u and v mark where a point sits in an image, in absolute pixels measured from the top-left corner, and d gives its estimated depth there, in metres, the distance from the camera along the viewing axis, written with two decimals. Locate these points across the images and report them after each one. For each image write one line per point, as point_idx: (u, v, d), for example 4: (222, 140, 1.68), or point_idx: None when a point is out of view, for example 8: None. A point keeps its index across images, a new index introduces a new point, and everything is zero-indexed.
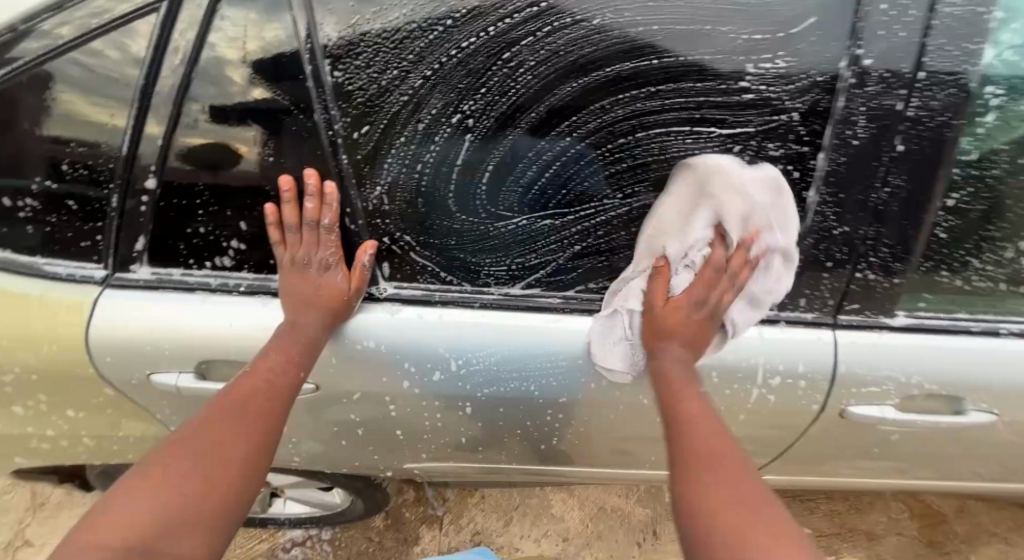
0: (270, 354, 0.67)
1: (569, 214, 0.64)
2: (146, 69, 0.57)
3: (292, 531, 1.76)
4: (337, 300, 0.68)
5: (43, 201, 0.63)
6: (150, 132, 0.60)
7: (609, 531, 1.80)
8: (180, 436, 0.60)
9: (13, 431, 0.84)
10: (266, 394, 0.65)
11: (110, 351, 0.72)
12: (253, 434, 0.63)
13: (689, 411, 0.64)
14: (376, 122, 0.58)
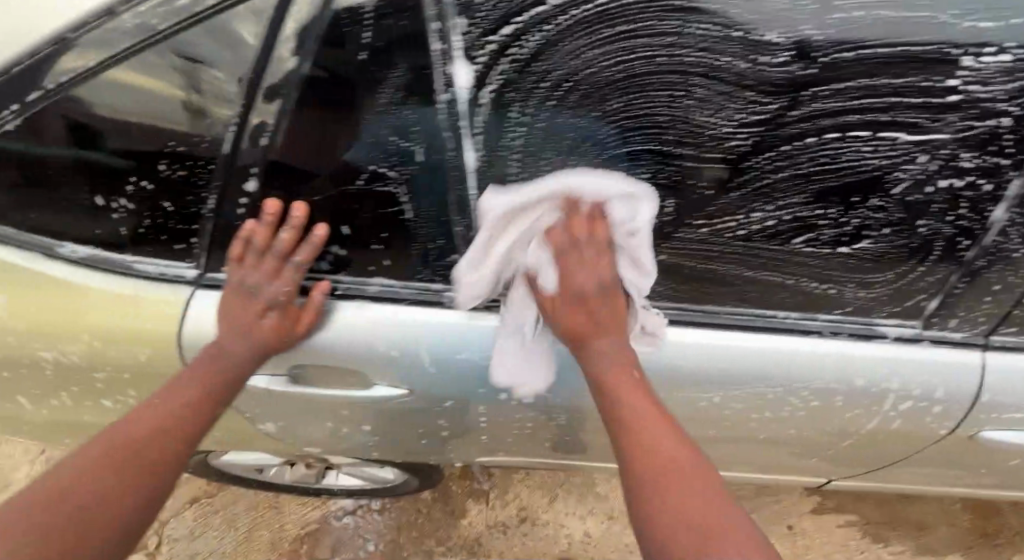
0: (184, 383, 0.67)
1: (705, 225, 0.58)
2: (251, 66, 0.49)
3: (345, 500, 1.78)
4: (276, 332, 0.66)
5: (136, 203, 0.57)
6: (253, 127, 0.52)
7: None
8: (92, 454, 0.61)
9: (99, 421, 0.82)
10: (184, 417, 0.67)
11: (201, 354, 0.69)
12: (170, 444, 0.65)
13: (629, 392, 0.65)
14: (504, 122, 0.51)
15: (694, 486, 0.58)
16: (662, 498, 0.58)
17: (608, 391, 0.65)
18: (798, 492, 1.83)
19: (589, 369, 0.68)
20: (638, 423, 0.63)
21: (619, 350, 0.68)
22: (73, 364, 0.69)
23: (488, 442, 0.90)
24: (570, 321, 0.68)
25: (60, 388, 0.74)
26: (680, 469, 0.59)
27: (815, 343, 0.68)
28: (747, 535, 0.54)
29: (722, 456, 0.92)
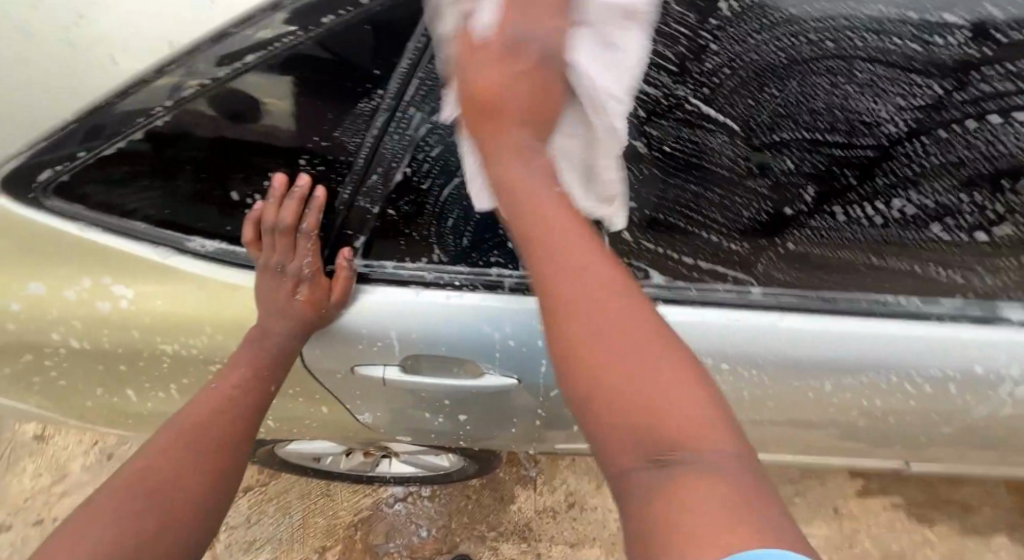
0: (234, 366, 0.68)
1: (841, 215, 0.57)
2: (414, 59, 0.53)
3: (395, 487, 1.79)
4: (307, 306, 0.66)
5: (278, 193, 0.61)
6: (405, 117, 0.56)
7: None
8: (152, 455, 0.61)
9: None
10: (237, 405, 0.69)
11: (320, 345, 0.72)
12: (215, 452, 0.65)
13: (559, 218, 0.44)
14: (656, 113, 0.52)
15: (656, 353, 0.39)
16: (605, 374, 0.38)
17: (525, 223, 0.44)
18: (843, 475, 1.82)
19: (495, 181, 0.47)
20: (559, 249, 0.43)
21: (537, 160, 0.47)
22: (192, 355, 0.71)
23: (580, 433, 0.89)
24: (488, 78, 0.45)
25: (173, 379, 0.77)
26: (631, 324, 0.40)
27: (941, 329, 0.66)
28: (705, 398, 0.38)
29: (811, 442, 0.92)
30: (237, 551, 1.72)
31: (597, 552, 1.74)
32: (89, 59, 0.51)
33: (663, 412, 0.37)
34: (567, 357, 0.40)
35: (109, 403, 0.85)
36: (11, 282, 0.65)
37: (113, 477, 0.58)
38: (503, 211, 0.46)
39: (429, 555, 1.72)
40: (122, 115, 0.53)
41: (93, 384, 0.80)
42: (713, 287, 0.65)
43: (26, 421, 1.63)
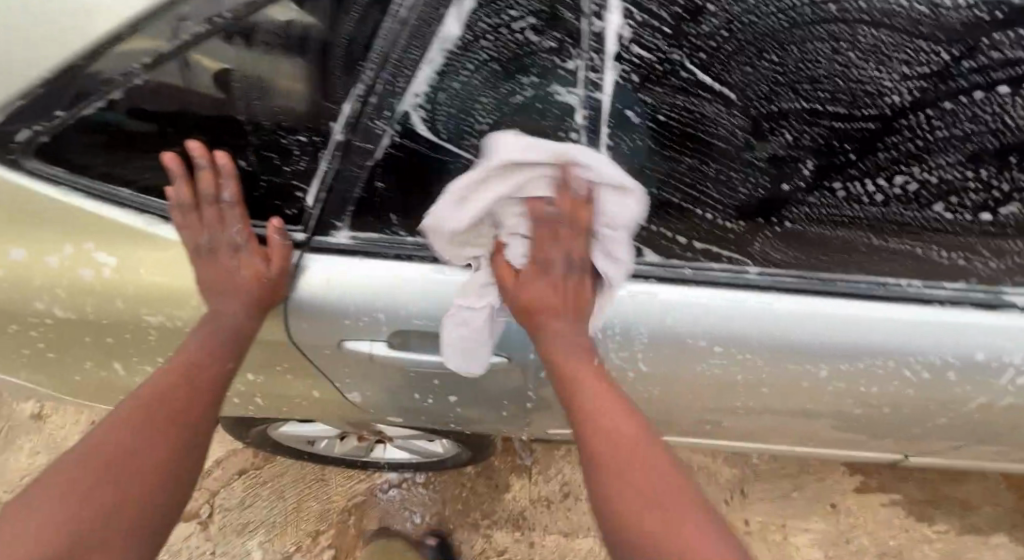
0: (189, 342, 0.65)
1: (840, 193, 0.56)
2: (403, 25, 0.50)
3: (389, 473, 1.78)
4: (256, 283, 0.61)
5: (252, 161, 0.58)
6: (388, 86, 0.52)
7: None
8: (116, 419, 0.60)
9: None
10: (198, 376, 0.65)
11: (304, 319, 0.69)
12: (184, 417, 0.62)
13: (602, 400, 0.61)
14: (649, 79, 0.51)
15: (671, 490, 0.57)
16: (629, 502, 0.56)
17: (585, 413, 0.61)
18: (841, 470, 1.81)
19: (548, 352, 0.63)
20: (596, 417, 0.60)
21: (579, 336, 0.64)
22: (176, 329, 0.70)
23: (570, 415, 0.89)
24: (534, 295, 0.62)
25: (160, 353, 0.76)
26: (651, 477, 0.57)
27: (937, 313, 0.64)
28: (706, 510, 0.56)
29: (806, 431, 0.90)
30: (232, 533, 1.72)
31: (591, 542, 1.73)
32: None
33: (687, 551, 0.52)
34: (600, 494, 0.59)
35: (97, 379, 0.85)
36: None
37: (56, 465, 0.57)
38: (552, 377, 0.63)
39: (422, 541, 1.71)
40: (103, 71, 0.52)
41: (80, 358, 0.79)
42: (705, 265, 0.64)
43: (24, 400, 1.64)
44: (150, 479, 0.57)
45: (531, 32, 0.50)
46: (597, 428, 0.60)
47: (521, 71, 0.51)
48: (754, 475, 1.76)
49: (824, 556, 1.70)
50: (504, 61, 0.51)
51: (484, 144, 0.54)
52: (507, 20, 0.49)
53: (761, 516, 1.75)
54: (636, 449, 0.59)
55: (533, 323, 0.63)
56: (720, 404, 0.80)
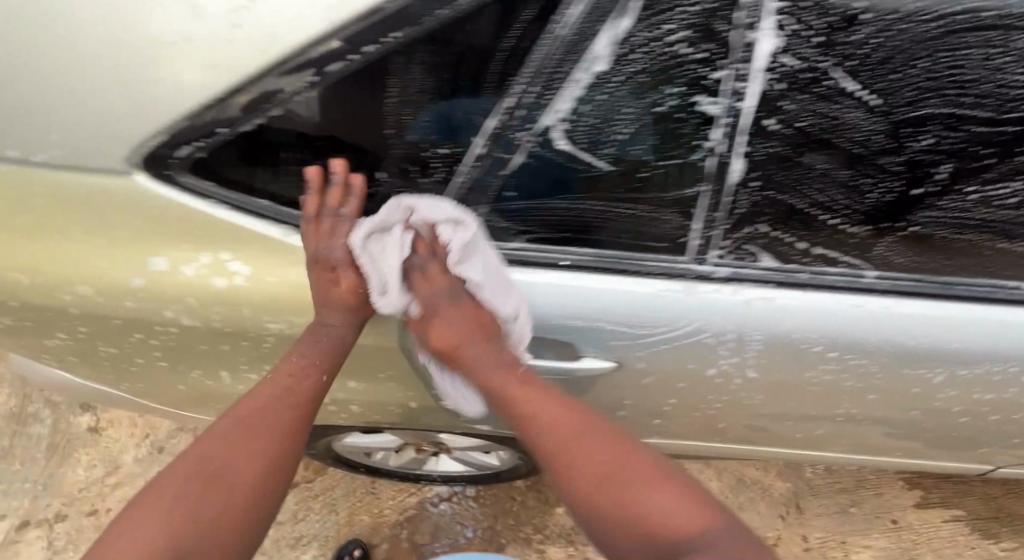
0: (293, 355, 0.75)
1: (970, 193, 0.57)
2: (556, 40, 0.51)
3: (440, 486, 1.74)
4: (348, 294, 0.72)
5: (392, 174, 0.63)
6: (539, 102, 0.55)
7: (750, 503, 1.73)
8: (217, 433, 0.75)
9: None
10: (297, 384, 0.76)
11: (423, 319, 0.75)
12: (277, 429, 0.76)
13: (528, 401, 0.77)
14: (794, 90, 0.52)
15: (651, 485, 0.72)
16: (578, 477, 0.75)
17: (542, 437, 0.76)
18: (897, 482, 1.77)
19: (483, 380, 0.81)
20: (568, 439, 0.75)
21: (490, 359, 0.81)
22: (298, 333, 0.74)
23: (660, 423, 0.90)
24: (443, 337, 0.79)
25: (276, 357, 0.79)
26: (588, 457, 0.75)
27: None
28: (654, 481, 0.73)
29: (898, 440, 0.90)
30: (285, 549, 1.67)
31: None
32: (237, 37, 0.51)
33: (637, 508, 0.71)
34: (576, 503, 0.76)
35: (201, 385, 0.88)
36: (126, 262, 0.67)
37: (171, 471, 0.72)
38: (490, 400, 0.81)
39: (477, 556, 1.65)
40: (268, 93, 0.55)
41: (193, 364, 0.82)
42: (824, 272, 0.66)
43: (81, 413, 1.66)
44: (261, 474, 0.75)
45: (684, 45, 0.51)
46: (569, 456, 0.75)
47: (667, 82, 0.53)
48: (809, 488, 1.73)
49: None
50: (653, 73, 0.53)
51: (623, 151, 0.58)
52: (660, 33, 0.50)
53: (817, 531, 1.71)
54: (607, 453, 0.74)
55: (457, 360, 0.81)
56: (819, 411, 0.80)
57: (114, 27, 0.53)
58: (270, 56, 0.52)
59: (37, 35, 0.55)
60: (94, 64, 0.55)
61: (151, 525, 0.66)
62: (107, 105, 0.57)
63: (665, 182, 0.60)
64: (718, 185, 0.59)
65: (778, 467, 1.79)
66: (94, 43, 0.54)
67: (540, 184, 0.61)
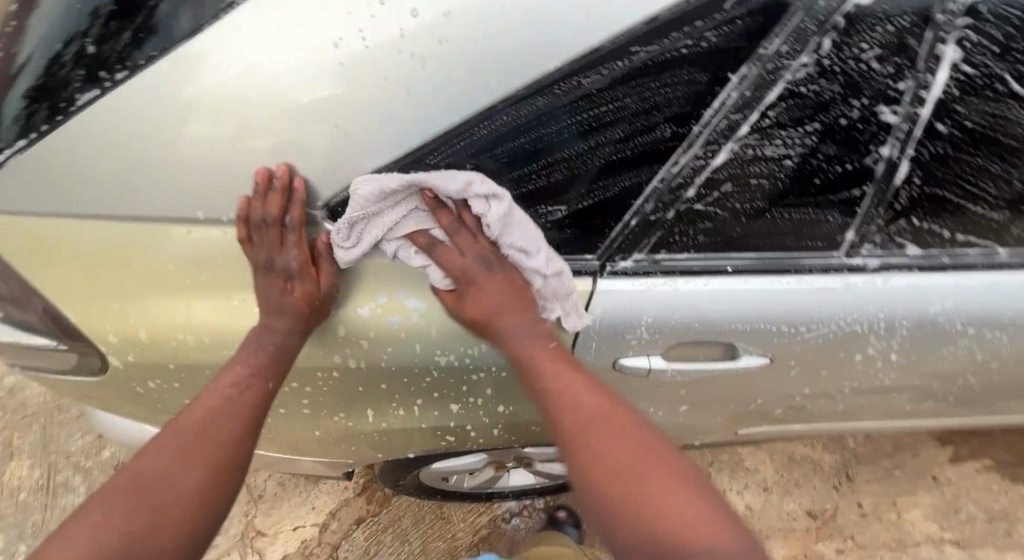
0: (232, 365, 0.70)
1: None
2: (757, 70, 0.56)
3: (509, 502, 1.73)
4: (303, 302, 0.67)
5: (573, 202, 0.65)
6: (736, 126, 0.60)
7: (806, 479, 1.77)
8: (162, 435, 0.67)
9: (441, 421, 0.87)
10: (244, 397, 0.71)
11: (597, 338, 0.74)
12: (214, 445, 0.68)
13: (560, 384, 0.70)
14: (967, 95, 0.59)
15: (659, 474, 0.65)
16: (593, 467, 0.66)
17: (587, 435, 0.68)
18: (932, 443, 1.82)
19: (508, 348, 0.71)
20: (613, 444, 0.67)
21: (536, 327, 0.72)
22: (466, 362, 0.76)
23: (783, 407, 0.96)
24: (479, 306, 0.70)
25: (435, 389, 0.80)
26: (607, 446, 0.67)
27: None
28: (657, 449, 0.68)
29: (986, 392, 1.00)
30: None
31: None
32: (465, 84, 0.55)
33: (644, 509, 0.62)
34: (615, 540, 0.63)
35: (340, 428, 0.88)
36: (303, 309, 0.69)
37: (104, 486, 0.62)
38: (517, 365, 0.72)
39: None
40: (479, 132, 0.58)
41: (344, 405, 0.83)
42: (962, 255, 0.73)
43: None
44: (219, 462, 0.67)
45: (876, 61, 0.56)
46: (608, 454, 0.66)
47: (856, 95, 0.58)
48: (855, 456, 1.79)
49: (940, 527, 1.71)
50: (844, 89, 0.58)
51: (804, 161, 0.63)
52: (856, 52, 0.55)
53: (871, 497, 1.76)
54: (648, 463, 0.66)
55: (495, 329, 0.70)
56: (934, 377, 0.89)
57: (329, 86, 0.55)
58: (495, 98, 0.56)
59: (233, 100, 0.56)
60: (301, 121, 0.57)
61: (109, 521, 0.58)
62: (318, 156, 0.59)
63: (835, 187, 0.66)
64: (881, 187, 0.66)
65: (824, 440, 1.84)
66: (300, 103, 0.56)
67: (718, 197, 0.66)
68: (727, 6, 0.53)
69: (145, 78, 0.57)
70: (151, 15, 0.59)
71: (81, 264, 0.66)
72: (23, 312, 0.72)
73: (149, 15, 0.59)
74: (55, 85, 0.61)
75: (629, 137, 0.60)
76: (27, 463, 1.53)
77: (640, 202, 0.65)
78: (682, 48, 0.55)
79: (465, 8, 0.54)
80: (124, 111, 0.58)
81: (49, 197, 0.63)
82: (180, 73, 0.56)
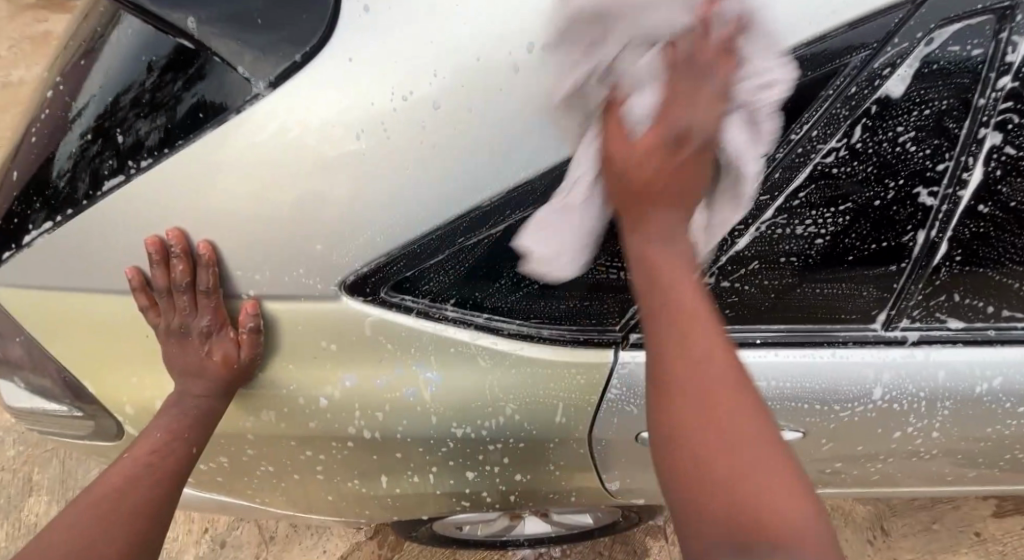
0: (153, 432, 0.69)
1: None
2: (786, 153, 0.54)
3: (526, 550, 1.67)
4: (225, 365, 0.65)
5: (597, 272, 0.63)
6: (763, 206, 0.57)
7: (837, 531, 1.68)
8: (85, 497, 0.64)
9: (457, 489, 0.84)
10: (165, 459, 0.68)
11: (616, 412, 0.73)
12: (141, 505, 0.65)
13: (686, 364, 0.43)
14: (1011, 177, 0.56)
15: (778, 475, 0.39)
16: (695, 440, 0.41)
17: (681, 353, 0.44)
18: (976, 497, 1.71)
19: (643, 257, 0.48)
20: (723, 404, 0.42)
21: (682, 230, 0.49)
22: (482, 436, 0.74)
23: (815, 474, 0.91)
24: (649, 169, 0.46)
25: (452, 459, 0.78)
26: (758, 452, 0.40)
27: None
28: (785, 471, 0.40)
29: None
30: None
31: None
32: (480, 167, 0.55)
33: (770, 541, 0.37)
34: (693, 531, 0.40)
35: (353, 493, 0.86)
36: (319, 381, 0.68)
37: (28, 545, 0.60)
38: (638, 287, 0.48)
39: None
40: (497, 212, 0.57)
41: (359, 472, 0.81)
42: (1011, 329, 0.69)
43: None
44: (141, 525, 0.64)
45: (911, 143, 0.53)
46: (732, 405, 0.42)
47: (891, 176, 0.55)
48: (890, 508, 1.70)
49: None
50: (878, 171, 0.55)
51: (836, 240, 0.60)
52: (891, 135, 0.53)
53: (909, 552, 1.66)
54: (757, 441, 0.41)
55: (646, 212, 0.48)
56: (978, 448, 0.84)
57: (347, 170, 0.55)
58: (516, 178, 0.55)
59: (254, 185, 0.56)
60: (316, 204, 0.56)
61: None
62: (333, 239, 0.58)
63: (868, 264, 0.63)
64: (918, 265, 0.63)
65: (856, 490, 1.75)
66: (316, 187, 0.56)
67: (745, 273, 0.64)
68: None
69: (174, 162, 0.57)
70: (205, 66, 0.58)
71: (109, 333, 0.67)
72: (41, 380, 0.72)
73: (205, 67, 0.58)
74: (87, 159, 0.61)
75: None
76: (45, 500, 1.53)
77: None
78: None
79: (482, 94, 0.52)
80: (151, 194, 0.58)
81: (73, 274, 0.63)
82: (206, 157, 0.56)
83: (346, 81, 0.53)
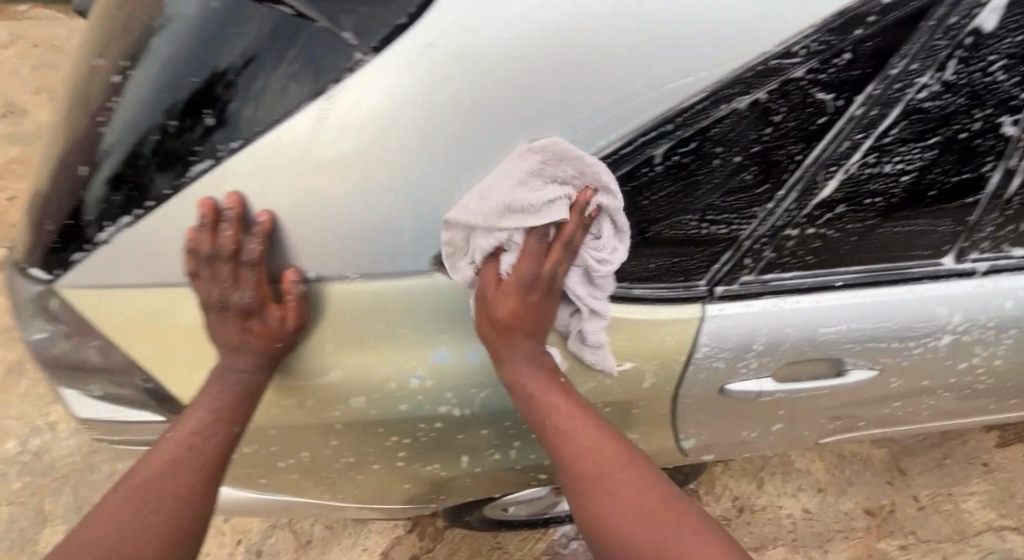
0: (198, 409, 0.64)
1: None
2: (885, 89, 0.55)
3: (565, 525, 1.67)
4: (270, 340, 0.62)
5: (690, 225, 0.63)
6: (856, 145, 0.58)
7: (860, 476, 1.73)
8: (131, 481, 0.62)
9: (539, 461, 0.84)
10: (208, 444, 0.64)
11: (704, 368, 0.73)
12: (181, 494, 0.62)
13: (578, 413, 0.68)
14: None
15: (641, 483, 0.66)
16: (604, 493, 0.66)
17: (589, 469, 0.67)
18: (982, 430, 1.80)
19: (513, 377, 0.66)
20: (617, 479, 0.66)
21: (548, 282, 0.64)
22: None
23: (874, 414, 0.94)
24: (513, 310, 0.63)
25: None
26: (631, 484, 0.65)
27: None
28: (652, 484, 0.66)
29: None
30: None
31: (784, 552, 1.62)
32: (575, 123, 0.54)
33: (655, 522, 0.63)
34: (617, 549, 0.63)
35: (432, 476, 0.85)
36: (410, 361, 0.67)
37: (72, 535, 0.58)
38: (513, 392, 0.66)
39: None
40: None
41: (442, 453, 0.80)
42: None
43: None
44: (181, 519, 0.61)
45: (1001, 72, 0.55)
46: (605, 480, 0.66)
47: (979, 107, 0.57)
48: (904, 448, 1.77)
49: (999, 514, 1.69)
50: (968, 103, 0.57)
51: (920, 175, 0.62)
52: (984, 65, 0.54)
53: (927, 488, 1.73)
54: (633, 477, 0.66)
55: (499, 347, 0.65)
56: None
57: (448, 137, 0.53)
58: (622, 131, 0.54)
59: (349, 159, 0.53)
60: (417, 174, 0.54)
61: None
62: (432, 211, 0.56)
63: (948, 199, 0.65)
64: (994, 195, 0.65)
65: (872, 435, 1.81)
66: (417, 158, 0.54)
67: (830, 217, 0.65)
68: (859, 30, 0.52)
69: (267, 142, 0.53)
70: (260, 77, 0.55)
71: (193, 331, 0.64)
72: (113, 389, 0.68)
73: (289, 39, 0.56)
74: (147, 172, 0.57)
75: (746, 165, 0.59)
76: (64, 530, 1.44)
77: (753, 227, 0.64)
78: (805, 74, 0.53)
79: (592, 43, 0.51)
80: (239, 179, 0.55)
81: (154, 271, 0.59)
82: (295, 133, 0.53)
83: (442, 38, 0.51)
